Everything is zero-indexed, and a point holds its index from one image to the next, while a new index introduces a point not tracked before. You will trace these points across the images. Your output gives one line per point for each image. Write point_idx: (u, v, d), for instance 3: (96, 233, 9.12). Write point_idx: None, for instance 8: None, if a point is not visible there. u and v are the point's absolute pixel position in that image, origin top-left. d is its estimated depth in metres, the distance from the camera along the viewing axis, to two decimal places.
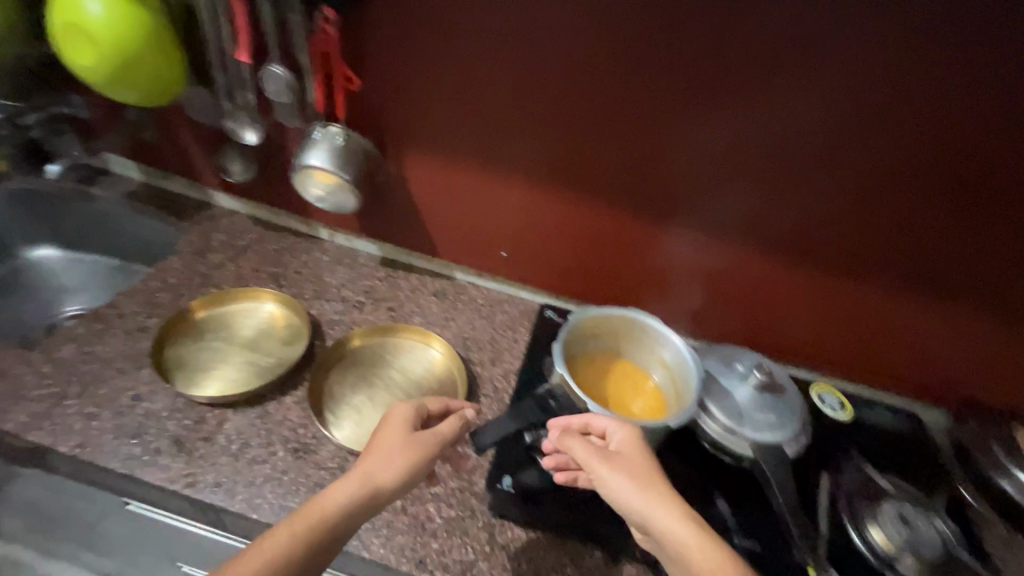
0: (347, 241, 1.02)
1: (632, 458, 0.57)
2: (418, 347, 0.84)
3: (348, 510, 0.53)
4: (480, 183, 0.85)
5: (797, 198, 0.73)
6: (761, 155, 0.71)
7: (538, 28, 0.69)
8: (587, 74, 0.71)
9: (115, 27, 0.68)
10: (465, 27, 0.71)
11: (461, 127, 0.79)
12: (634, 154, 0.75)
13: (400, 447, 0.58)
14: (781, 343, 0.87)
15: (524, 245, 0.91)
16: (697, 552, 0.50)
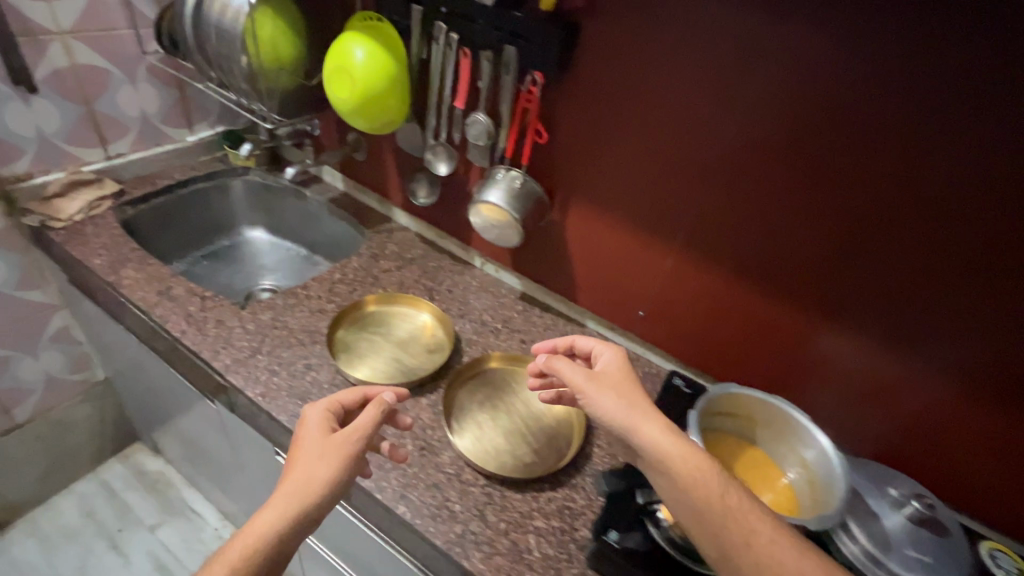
0: (495, 271, 1.11)
1: (613, 371, 0.67)
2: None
3: (279, 527, 0.57)
4: (616, 236, 0.90)
5: (918, 274, 0.66)
6: (878, 224, 0.66)
7: (726, 110, 0.71)
8: (767, 158, 0.71)
9: (373, 69, 0.86)
10: (654, 102, 0.76)
11: (602, 181, 0.87)
12: (802, 244, 0.73)
13: (314, 453, 0.63)
14: (932, 468, 0.75)
15: (656, 305, 0.92)
16: (668, 450, 0.57)
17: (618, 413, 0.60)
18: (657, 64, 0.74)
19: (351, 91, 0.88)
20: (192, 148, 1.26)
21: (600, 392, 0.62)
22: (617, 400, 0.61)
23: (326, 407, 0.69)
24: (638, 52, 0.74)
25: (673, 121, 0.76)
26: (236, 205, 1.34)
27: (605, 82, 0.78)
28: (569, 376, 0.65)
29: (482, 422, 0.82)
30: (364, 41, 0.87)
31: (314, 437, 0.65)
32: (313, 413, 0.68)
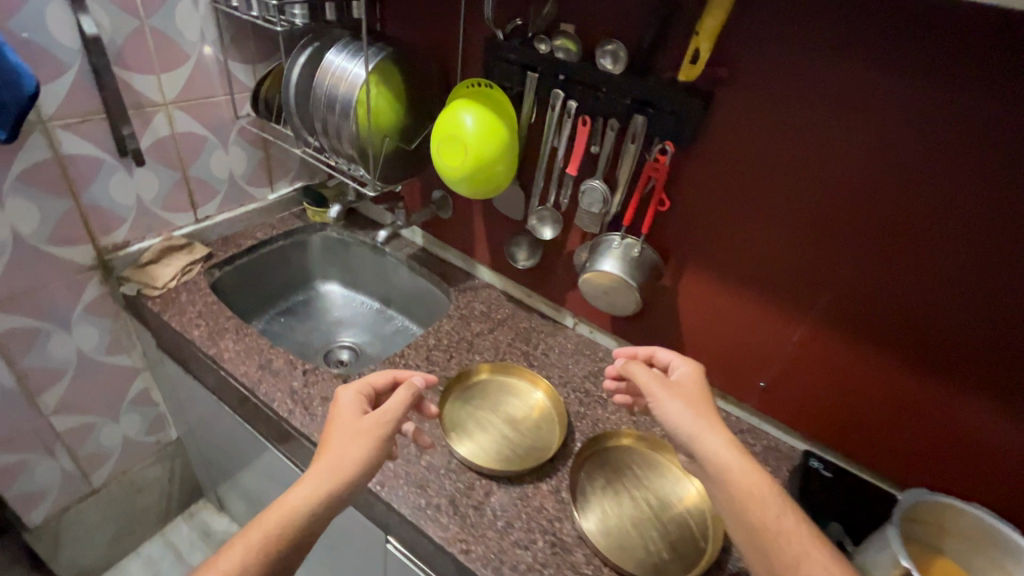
0: (590, 332, 1.07)
1: (687, 387, 0.73)
2: (676, 476, 0.81)
3: (311, 503, 0.61)
4: (733, 306, 0.86)
5: None
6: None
7: (889, 187, 0.66)
8: (938, 239, 0.65)
9: (484, 137, 0.84)
10: (799, 174, 0.71)
11: (715, 250, 0.83)
12: (969, 325, 0.67)
13: (357, 430, 0.68)
14: None
15: (781, 378, 0.87)
16: (721, 452, 0.64)
17: (688, 420, 0.67)
18: (807, 137, 0.69)
19: (462, 159, 0.86)
20: (273, 206, 1.26)
21: (669, 399, 0.70)
22: (687, 410, 0.68)
23: (355, 390, 0.74)
24: (783, 124, 0.70)
25: (821, 195, 0.71)
26: (313, 261, 1.33)
27: (742, 153, 0.74)
28: (643, 380, 0.72)
29: (606, 509, 0.76)
30: (476, 109, 0.85)
31: (346, 418, 0.70)
32: (345, 396, 0.73)
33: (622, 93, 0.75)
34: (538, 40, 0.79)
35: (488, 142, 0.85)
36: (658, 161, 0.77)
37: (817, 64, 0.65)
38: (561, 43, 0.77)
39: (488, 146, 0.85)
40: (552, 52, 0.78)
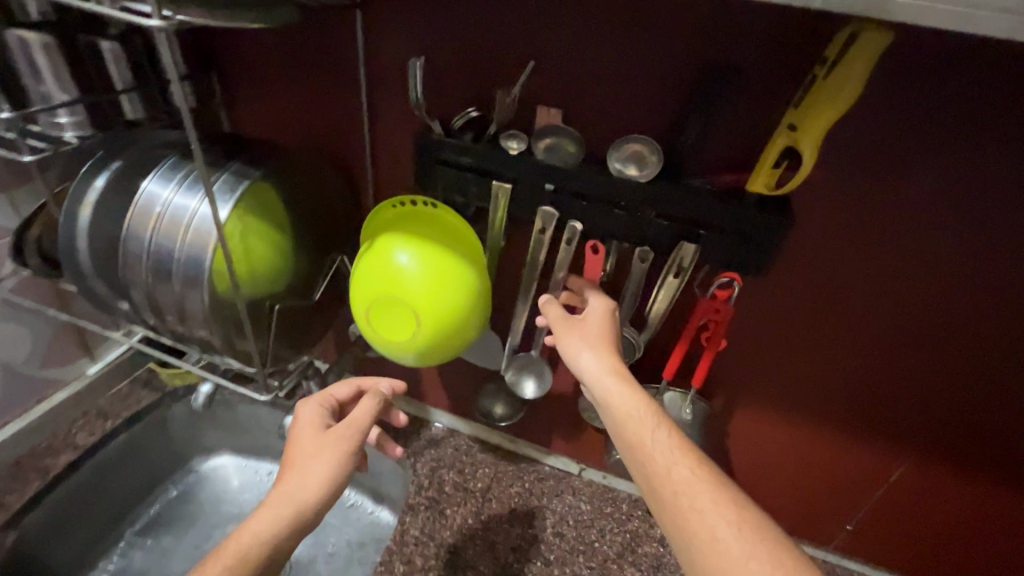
0: (602, 478, 0.82)
1: (598, 331, 0.50)
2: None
3: (276, 533, 0.47)
4: (804, 442, 0.64)
5: None
6: None
7: None
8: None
9: (437, 279, 0.54)
10: (934, 296, 0.49)
11: (779, 384, 0.60)
12: None
13: (313, 447, 0.52)
14: None
15: (880, 520, 0.66)
16: (633, 420, 0.44)
17: (604, 384, 0.46)
18: (953, 252, 0.46)
19: (422, 335, 0.55)
20: (96, 384, 0.82)
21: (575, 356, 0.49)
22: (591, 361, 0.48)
23: (318, 402, 0.58)
24: (914, 234, 0.46)
25: (964, 321, 0.49)
26: (175, 438, 0.86)
27: (844, 273, 0.50)
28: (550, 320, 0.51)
29: None
30: (426, 256, 0.54)
31: (308, 435, 0.54)
32: (308, 411, 0.57)
33: (653, 211, 0.49)
34: (510, 135, 0.50)
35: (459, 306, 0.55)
36: (718, 301, 0.51)
37: (969, 154, 0.42)
38: (551, 142, 0.50)
39: (460, 313, 0.55)
40: (532, 153, 0.50)
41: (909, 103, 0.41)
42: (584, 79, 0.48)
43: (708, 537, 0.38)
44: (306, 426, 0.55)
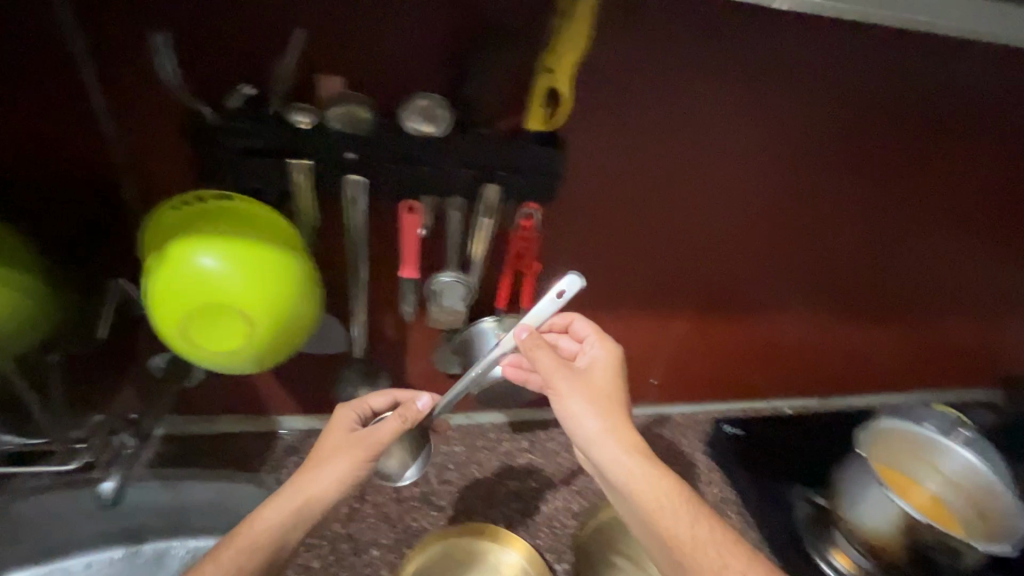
0: (467, 418, 0.89)
1: (598, 382, 0.58)
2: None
3: (280, 525, 0.53)
4: (612, 328, 0.78)
5: (842, 236, 0.76)
6: (811, 211, 0.72)
7: (723, 167, 0.65)
8: (784, 206, 0.71)
9: (260, 278, 0.50)
10: (667, 189, 0.65)
11: (583, 285, 0.72)
12: (784, 254, 0.76)
13: (341, 448, 0.58)
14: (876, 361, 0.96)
15: (673, 367, 0.86)
16: (638, 479, 0.54)
17: (614, 446, 0.56)
18: (669, 152, 0.62)
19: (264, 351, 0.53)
20: None
21: (588, 420, 0.56)
22: (596, 418, 0.56)
23: (352, 409, 0.64)
24: (643, 145, 0.61)
25: (687, 204, 0.67)
26: None
27: (608, 183, 0.63)
28: (547, 370, 0.57)
29: None
30: (240, 264, 0.50)
31: (338, 437, 0.60)
32: (343, 412, 0.63)
33: (453, 158, 0.53)
34: (297, 108, 0.49)
35: (295, 314, 0.53)
36: (525, 229, 0.60)
37: (657, 75, 0.56)
38: (340, 110, 0.49)
39: (295, 320, 0.54)
40: (323, 124, 0.50)
41: (612, 41, 0.53)
42: (355, 42, 0.48)
43: (710, 561, 0.50)
44: (336, 427, 0.61)
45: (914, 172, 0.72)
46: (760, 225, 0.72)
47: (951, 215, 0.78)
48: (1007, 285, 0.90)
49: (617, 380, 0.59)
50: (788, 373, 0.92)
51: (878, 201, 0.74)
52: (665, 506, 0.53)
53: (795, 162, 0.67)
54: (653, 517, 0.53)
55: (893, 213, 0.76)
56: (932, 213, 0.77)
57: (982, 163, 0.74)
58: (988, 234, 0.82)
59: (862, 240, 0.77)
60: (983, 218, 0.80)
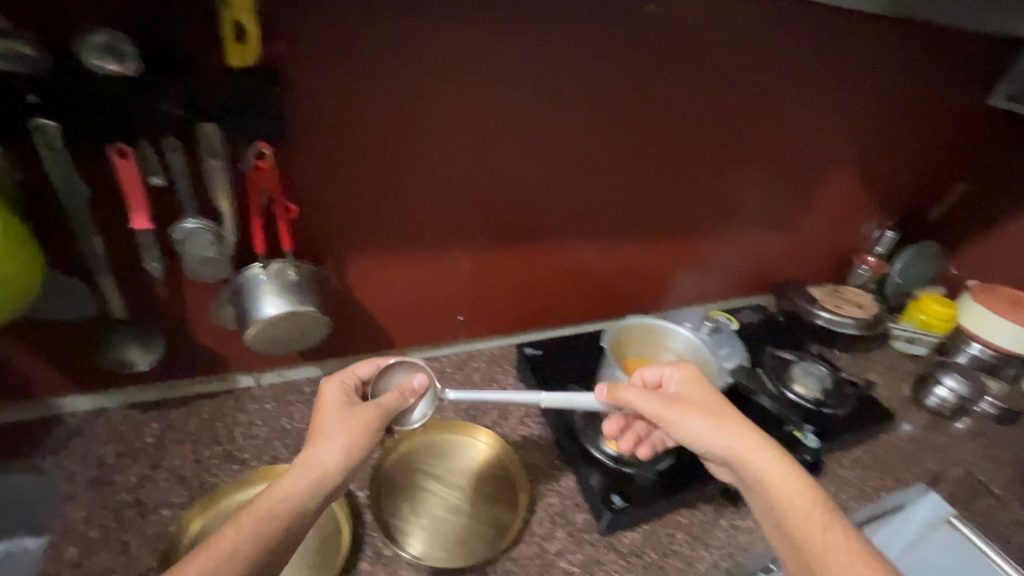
0: (281, 376, 0.89)
1: (698, 398, 0.67)
2: (463, 442, 0.83)
3: (301, 497, 0.57)
4: (403, 267, 0.84)
5: (597, 167, 0.86)
6: (560, 145, 0.80)
7: (462, 104, 0.70)
8: (535, 144, 0.79)
9: None
10: (416, 133, 0.70)
11: (359, 226, 0.76)
12: (546, 186, 0.84)
13: (341, 420, 0.62)
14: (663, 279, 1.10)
15: (475, 302, 0.95)
16: (778, 481, 0.59)
17: (714, 440, 0.63)
18: (407, 96, 0.67)
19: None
20: None
21: (691, 417, 0.64)
22: (705, 424, 0.63)
23: (340, 380, 0.67)
24: (377, 88, 0.65)
25: (439, 144, 0.73)
26: None
27: (352, 126, 0.66)
28: (642, 406, 0.65)
29: (428, 520, 0.73)
30: None
31: (334, 409, 0.63)
32: (329, 386, 0.66)
33: (151, 96, 0.53)
34: None
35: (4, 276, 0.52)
36: (260, 168, 0.61)
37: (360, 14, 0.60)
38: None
39: (8, 283, 0.53)
40: None
41: None
42: None
43: (837, 564, 0.53)
44: (329, 403, 0.63)
45: (646, 110, 0.83)
46: (518, 163, 0.80)
47: (691, 148, 0.91)
48: (755, 203, 1.05)
49: (710, 392, 0.68)
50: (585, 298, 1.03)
51: (620, 133, 0.84)
52: (762, 456, 0.61)
53: (532, 102, 0.75)
54: (787, 515, 0.57)
55: (639, 148, 0.87)
56: (674, 147, 0.89)
57: (707, 101, 0.87)
58: (725, 159, 0.96)
59: (617, 173, 0.88)
60: (718, 145, 0.93)
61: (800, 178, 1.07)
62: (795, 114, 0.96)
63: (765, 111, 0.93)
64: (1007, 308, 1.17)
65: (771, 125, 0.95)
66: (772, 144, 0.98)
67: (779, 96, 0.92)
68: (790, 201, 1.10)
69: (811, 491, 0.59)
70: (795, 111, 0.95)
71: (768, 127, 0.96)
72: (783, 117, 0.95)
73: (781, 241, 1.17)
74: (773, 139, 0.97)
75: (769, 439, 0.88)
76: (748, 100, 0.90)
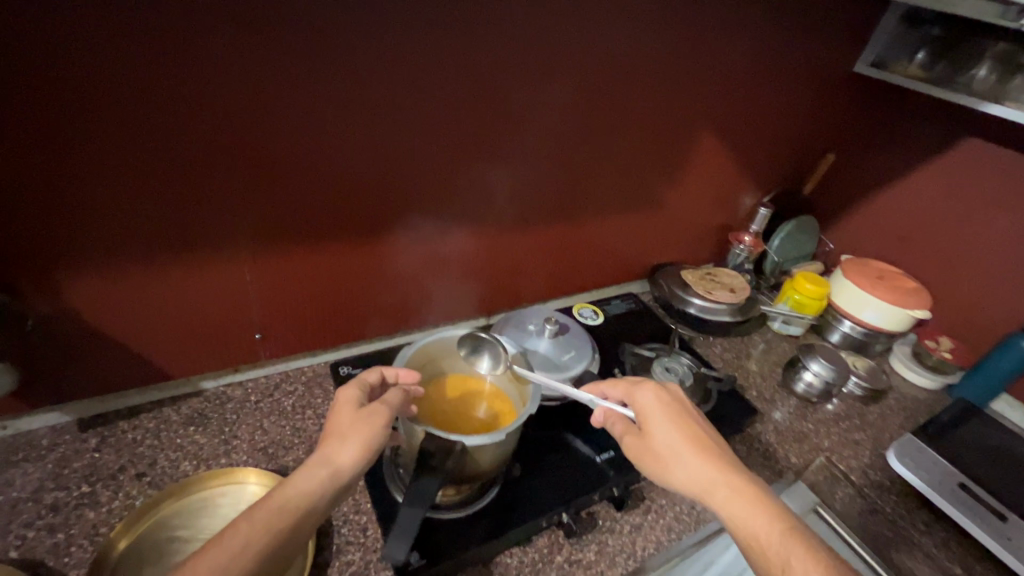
0: (5, 430, 0.69)
1: (669, 423, 0.57)
2: (230, 490, 0.65)
3: (309, 502, 0.48)
4: (157, 279, 0.67)
5: (397, 146, 0.73)
6: (338, 119, 0.66)
7: (170, 65, 0.55)
8: (299, 124, 0.65)
9: None
10: (112, 104, 0.54)
11: (62, 230, 0.59)
12: (331, 169, 0.70)
13: (355, 420, 0.53)
14: (515, 271, 1.00)
15: (273, 314, 0.79)
16: (749, 515, 0.49)
17: (687, 473, 0.53)
18: (79, 62, 0.51)
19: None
20: None
21: (662, 458, 0.55)
22: (671, 460, 0.54)
23: (359, 379, 0.58)
24: (22, 49, 0.49)
25: (153, 125, 0.57)
26: None
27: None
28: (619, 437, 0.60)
29: None
30: None
31: (349, 408, 0.54)
32: (347, 388, 0.56)
33: None
34: None
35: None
36: None
37: None
38: None
39: None
40: None
41: None
42: None
43: None
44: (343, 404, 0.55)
45: (443, 81, 0.70)
46: (282, 148, 0.65)
47: (512, 125, 0.80)
48: (603, 181, 0.96)
49: (688, 410, 0.59)
50: (418, 298, 0.91)
51: (417, 104, 0.71)
52: (736, 485, 0.51)
53: (278, 70, 0.60)
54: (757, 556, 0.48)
55: (445, 127, 0.75)
56: (490, 125, 0.78)
57: (519, 72, 0.75)
58: (559, 133, 0.85)
59: (423, 156, 0.75)
60: (546, 116, 0.82)
61: (651, 158, 0.99)
62: (631, 86, 0.87)
63: (594, 81, 0.83)
64: (874, 281, 1.14)
65: (605, 99, 0.86)
66: (610, 121, 0.89)
67: (609, 65, 0.82)
68: (644, 182, 1.02)
69: (792, 530, 0.48)
70: (631, 81, 0.86)
71: (604, 101, 0.86)
72: (618, 89, 0.86)
73: (642, 224, 1.10)
74: (609, 114, 0.88)
75: (615, 452, 0.79)
76: (575, 65, 0.79)
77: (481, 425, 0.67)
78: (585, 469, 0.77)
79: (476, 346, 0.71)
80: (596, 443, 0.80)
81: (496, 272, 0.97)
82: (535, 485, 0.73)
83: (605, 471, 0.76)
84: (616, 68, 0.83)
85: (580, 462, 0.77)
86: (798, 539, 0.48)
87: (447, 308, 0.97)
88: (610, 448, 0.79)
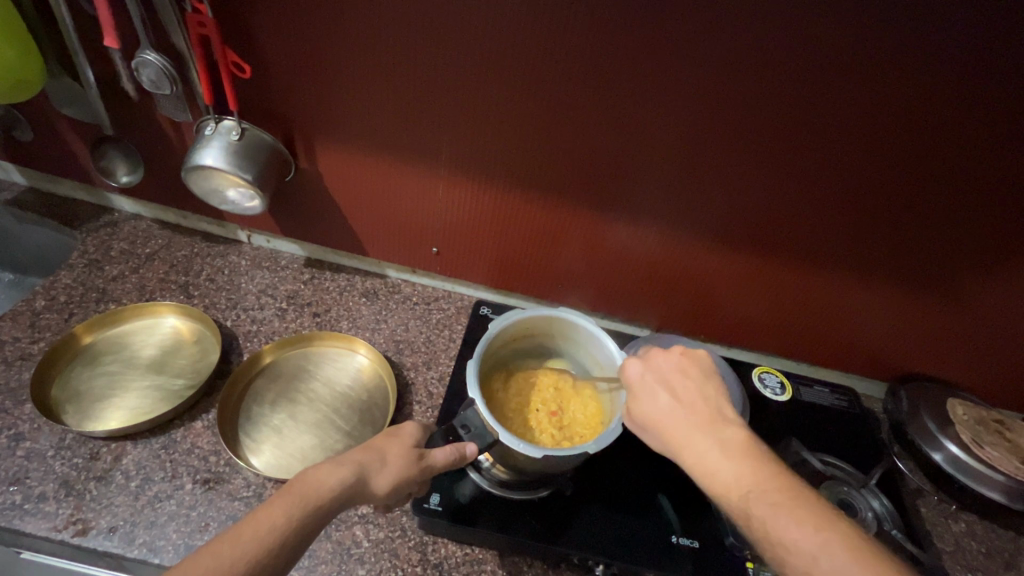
0: (267, 243, 0.93)
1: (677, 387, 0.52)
2: (343, 353, 0.80)
3: (334, 499, 0.44)
4: (377, 174, 0.78)
5: (615, 120, 0.65)
6: (563, 74, 0.62)
7: None
8: (525, 72, 0.63)
9: None
10: (379, 18, 0.62)
11: (324, 114, 0.72)
12: (540, 124, 0.68)
13: (403, 456, 0.50)
14: (707, 299, 0.84)
15: (453, 240, 0.85)
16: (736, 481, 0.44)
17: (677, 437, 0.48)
18: None
19: None
20: None
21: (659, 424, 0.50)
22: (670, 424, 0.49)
23: (422, 422, 0.55)
24: None
25: (405, 40, 0.63)
26: None
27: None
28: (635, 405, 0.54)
29: (280, 425, 0.71)
30: None
31: (402, 444, 0.51)
32: (409, 426, 0.54)
33: None
34: None
35: (6, 58, 0.65)
36: (199, 15, 0.62)
37: None
38: None
39: (10, 66, 0.66)
40: None
41: None
42: None
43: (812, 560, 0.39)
44: (404, 435, 0.52)
45: (695, 55, 0.58)
46: (501, 91, 0.65)
47: (769, 132, 0.63)
48: (875, 236, 0.70)
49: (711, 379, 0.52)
50: (584, 279, 0.86)
51: (653, 80, 0.61)
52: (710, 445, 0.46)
53: (517, 8, 0.58)
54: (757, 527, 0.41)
55: (678, 109, 0.63)
56: (738, 123, 0.63)
57: (807, 64, 0.57)
58: (832, 156, 0.63)
59: (639, 138, 0.66)
60: (820, 131, 0.61)
61: (976, 233, 0.67)
62: (991, 124, 0.57)
63: (924, 103, 0.57)
64: None
65: (934, 131, 0.59)
66: (927, 163, 0.62)
67: (962, 83, 0.55)
68: (948, 261, 0.70)
69: (771, 486, 0.43)
70: (995, 118, 0.57)
71: (928, 133, 0.59)
72: (964, 121, 0.58)
73: (918, 314, 0.77)
74: (930, 153, 0.61)
75: (702, 546, 0.63)
76: (898, 71, 0.56)
77: (580, 425, 0.66)
78: (654, 537, 0.63)
79: (581, 333, 0.68)
80: (687, 523, 0.65)
81: (682, 289, 0.83)
82: (587, 515, 0.64)
83: (679, 558, 0.62)
84: (975, 93, 0.56)
85: (655, 527, 0.64)
86: (782, 496, 0.42)
87: (614, 302, 0.88)
88: (698, 537, 0.64)
